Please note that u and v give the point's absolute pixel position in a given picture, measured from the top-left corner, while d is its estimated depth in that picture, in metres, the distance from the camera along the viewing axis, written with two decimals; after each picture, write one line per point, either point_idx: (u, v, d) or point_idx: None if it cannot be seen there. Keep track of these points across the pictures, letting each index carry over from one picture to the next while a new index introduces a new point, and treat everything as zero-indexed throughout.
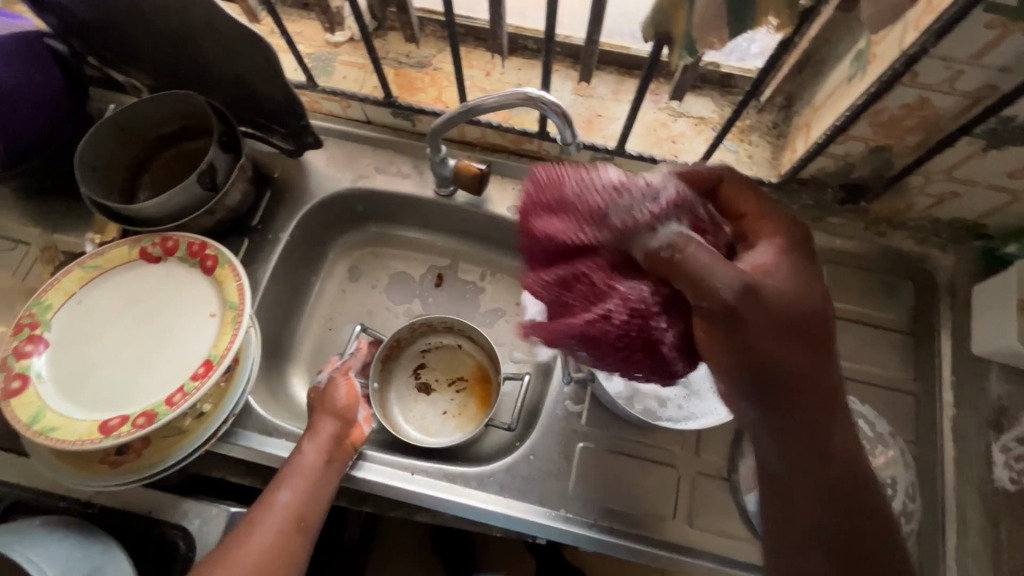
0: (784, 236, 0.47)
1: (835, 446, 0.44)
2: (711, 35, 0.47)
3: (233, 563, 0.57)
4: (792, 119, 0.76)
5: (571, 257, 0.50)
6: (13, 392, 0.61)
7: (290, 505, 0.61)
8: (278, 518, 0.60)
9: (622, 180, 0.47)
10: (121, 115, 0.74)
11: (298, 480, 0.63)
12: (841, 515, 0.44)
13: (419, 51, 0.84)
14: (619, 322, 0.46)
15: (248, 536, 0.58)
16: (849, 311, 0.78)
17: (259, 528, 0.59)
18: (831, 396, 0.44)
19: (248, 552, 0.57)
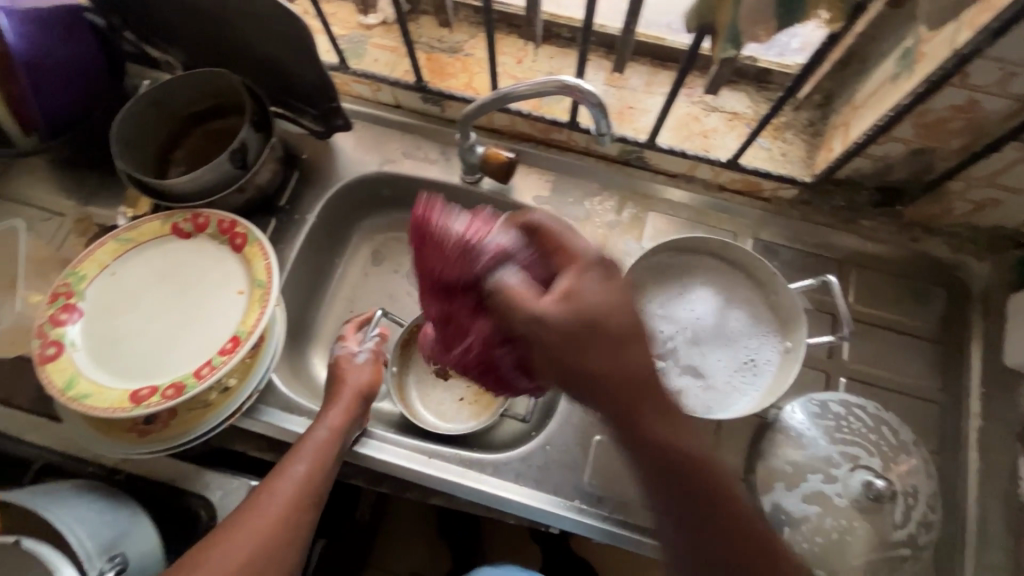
0: (586, 265, 0.48)
1: (687, 453, 0.45)
2: (757, 28, 0.46)
3: (247, 532, 0.57)
4: (829, 117, 0.75)
5: (437, 297, 0.58)
6: (48, 358, 0.63)
7: (301, 476, 0.61)
8: (289, 488, 0.60)
9: (466, 232, 0.56)
10: (156, 91, 0.75)
11: (311, 452, 0.63)
12: (718, 517, 0.46)
13: (451, 36, 0.84)
14: (476, 351, 0.55)
15: (259, 504, 0.58)
16: (878, 316, 0.76)
17: (269, 497, 0.59)
18: (667, 412, 0.46)
19: (258, 520, 0.57)
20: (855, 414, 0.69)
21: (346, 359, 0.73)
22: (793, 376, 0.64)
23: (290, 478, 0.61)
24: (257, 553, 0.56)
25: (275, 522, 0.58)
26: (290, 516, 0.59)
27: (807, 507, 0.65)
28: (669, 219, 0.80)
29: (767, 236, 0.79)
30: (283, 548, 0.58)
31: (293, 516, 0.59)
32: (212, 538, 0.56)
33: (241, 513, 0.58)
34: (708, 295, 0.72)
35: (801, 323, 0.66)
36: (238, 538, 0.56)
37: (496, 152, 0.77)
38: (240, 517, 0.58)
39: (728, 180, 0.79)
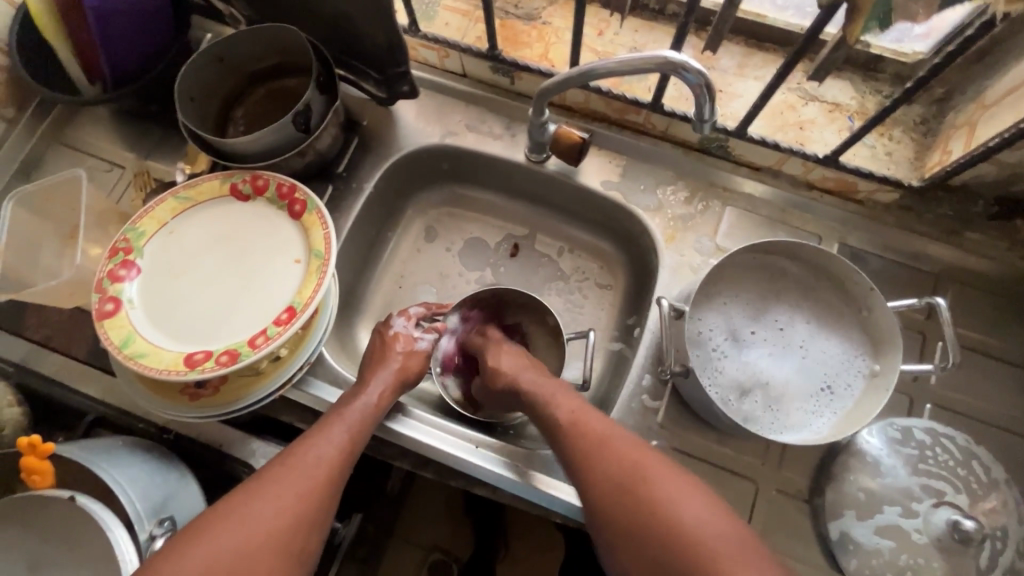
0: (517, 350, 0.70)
1: (563, 413, 0.59)
2: (916, 5, 0.40)
3: (277, 488, 0.51)
4: (945, 115, 0.67)
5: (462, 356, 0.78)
6: (106, 313, 0.62)
7: (344, 440, 0.57)
8: (331, 449, 0.56)
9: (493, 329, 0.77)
10: (222, 45, 0.72)
11: (353, 417, 0.60)
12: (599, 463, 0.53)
13: (529, 2, 0.78)
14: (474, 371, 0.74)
15: (298, 463, 0.54)
16: (978, 340, 0.69)
17: (310, 457, 0.54)
18: (556, 392, 0.62)
19: (299, 478, 0.53)
20: (943, 445, 0.62)
21: (407, 341, 0.70)
22: (882, 402, 0.57)
23: (332, 440, 0.57)
24: (282, 514, 0.50)
25: (317, 482, 0.53)
26: (331, 479, 0.54)
27: (880, 540, 0.60)
28: (747, 216, 0.74)
29: (855, 242, 0.72)
30: (323, 509, 0.53)
31: (334, 477, 0.55)
32: (246, 497, 0.51)
33: (278, 471, 0.53)
34: (796, 323, 0.67)
35: (896, 344, 0.60)
36: (269, 494, 0.51)
37: (569, 130, 0.71)
38: (278, 475, 0.53)
39: (819, 177, 0.72)
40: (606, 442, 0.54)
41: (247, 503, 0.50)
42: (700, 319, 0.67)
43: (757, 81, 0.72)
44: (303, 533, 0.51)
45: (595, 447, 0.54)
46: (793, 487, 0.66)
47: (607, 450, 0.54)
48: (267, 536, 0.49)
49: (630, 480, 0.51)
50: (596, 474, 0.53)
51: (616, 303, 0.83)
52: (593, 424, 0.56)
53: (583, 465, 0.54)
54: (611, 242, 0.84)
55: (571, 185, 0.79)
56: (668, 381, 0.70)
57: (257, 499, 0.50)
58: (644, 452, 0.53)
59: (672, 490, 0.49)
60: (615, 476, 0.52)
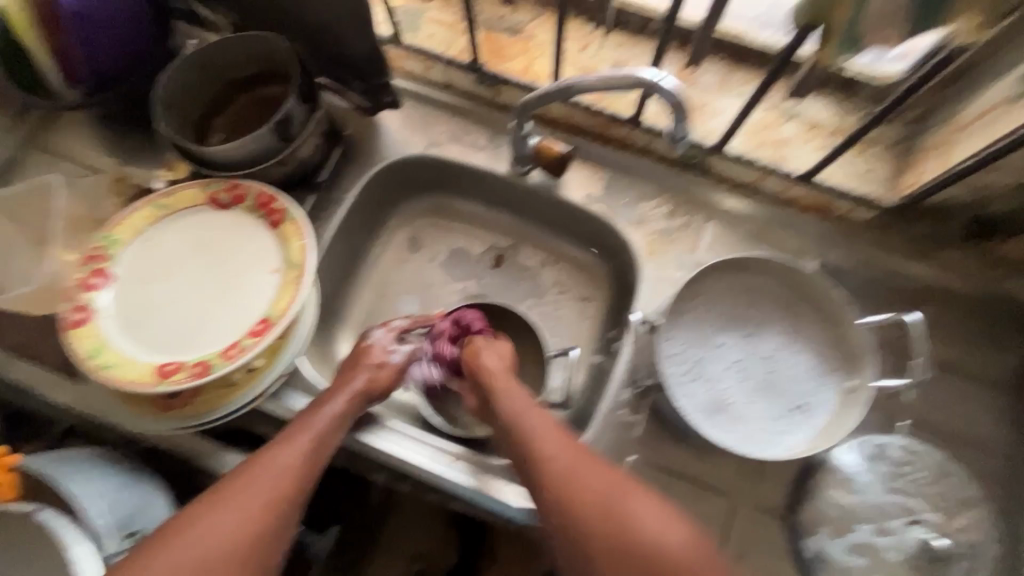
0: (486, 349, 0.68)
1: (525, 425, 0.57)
2: (884, 31, 0.41)
3: (235, 500, 0.51)
4: (920, 135, 0.68)
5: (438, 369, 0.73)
6: (77, 322, 0.61)
7: (307, 447, 0.56)
8: (294, 458, 0.55)
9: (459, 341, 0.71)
10: (204, 53, 0.72)
11: (320, 424, 0.59)
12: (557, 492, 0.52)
13: (513, 16, 0.79)
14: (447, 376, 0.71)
15: (260, 473, 0.53)
16: (955, 359, 0.69)
17: (273, 465, 0.54)
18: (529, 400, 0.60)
19: (258, 489, 0.52)
20: (917, 463, 0.63)
21: (381, 354, 0.68)
22: (856, 421, 0.57)
23: (296, 448, 0.56)
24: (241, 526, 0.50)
25: (278, 494, 0.53)
26: (294, 490, 0.54)
27: (853, 558, 0.60)
28: (727, 231, 0.74)
29: (835, 259, 0.72)
30: (286, 520, 0.53)
31: (296, 488, 0.54)
32: (208, 509, 0.51)
33: (239, 480, 0.53)
34: (765, 334, 0.68)
35: (870, 361, 0.61)
36: (227, 505, 0.51)
37: (551, 144, 0.72)
38: (239, 486, 0.52)
39: (799, 195, 0.72)
40: (572, 472, 0.52)
41: (207, 516, 0.50)
42: (672, 338, 0.67)
43: (739, 98, 0.72)
44: (266, 548, 0.51)
45: (555, 470, 0.53)
46: (770, 504, 0.66)
47: (579, 482, 0.51)
48: (227, 550, 0.49)
49: (606, 514, 0.49)
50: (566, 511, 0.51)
51: (599, 316, 0.83)
52: (558, 452, 0.53)
53: (551, 499, 0.52)
54: (594, 255, 0.84)
55: (554, 198, 0.79)
56: (646, 396, 0.70)
57: (218, 509, 0.51)
58: (616, 482, 0.51)
59: (647, 521, 0.49)
60: (591, 513, 0.50)
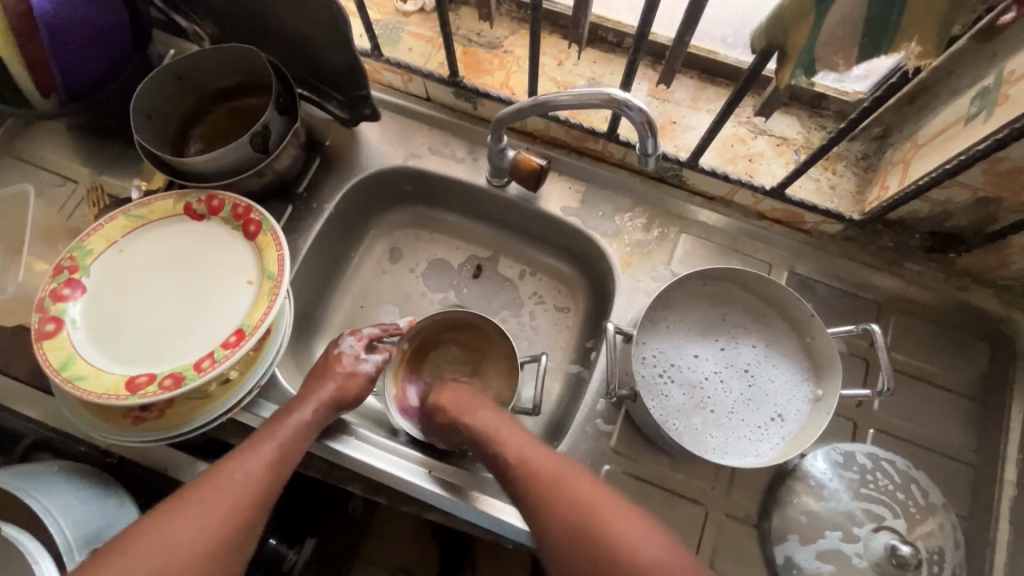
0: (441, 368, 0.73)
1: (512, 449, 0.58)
2: (837, 55, 0.43)
3: (198, 503, 0.52)
4: (884, 152, 0.71)
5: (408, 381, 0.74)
6: (46, 334, 0.60)
7: (272, 455, 0.57)
8: (258, 467, 0.55)
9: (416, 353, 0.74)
10: (182, 64, 0.72)
11: (286, 433, 0.59)
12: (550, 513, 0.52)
13: (491, 31, 0.80)
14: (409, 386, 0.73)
15: (222, 480, 0.53)
16: (918, 367, 0.71)
17: (236, 473, 0.54)
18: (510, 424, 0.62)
19: (223, 494, 0.53)
20: (883, 469, 0.64)
21: (351, 363, 0.68)
22: (822, 430, 0.59)
23: (261, 456, 0.56)
24: (207, 530, 0.51)
25: (244, 499, 0.53)
26: (257, 498, 0.54)
27: (822, 564, 0.62)
28: (700, 243, 0.76)
29: (804, 270, 0.74)
30: (248, 528, 0.53)
31: (259, 496, 0.54)
32: (171, 511, 0.51)
33: (204, 484, 0.53)
34: (740, 345, 0.69)
35: (835, 371, 0.63)
36: (190, 509, 0.51)
37: (527, 156, 0.73)
38: (204, 490, 0.53)
39: (769, 208, 0.74)
40: (563, 486, 0.52)
41: (171, 520, 0.50)
42: (645, 343, 0.69)
43: (710, 114, 0.74)
44: (233, 553, 0.51)
45: (544, 491, 0.53)
46: (742, 512, 0.67)
47: (561, 493, 0.52)
48: (189, 557, 0.49)
49: (597, 520, 0.49)
50: (556, 526, 0.51)
51: (577, 326, 0.84)
52: (547, 468, 0.54)
53: (541, 508, 0.52)
54: (573, 266, 0.85)
55: (531, 210, 0.81)
56: (621, 405, 0.71)
57: (185, 513, 0.51)
58: (607, 496, 0.51)
59: (636, 535, 0.48)
60: (574, 523, 0.50)
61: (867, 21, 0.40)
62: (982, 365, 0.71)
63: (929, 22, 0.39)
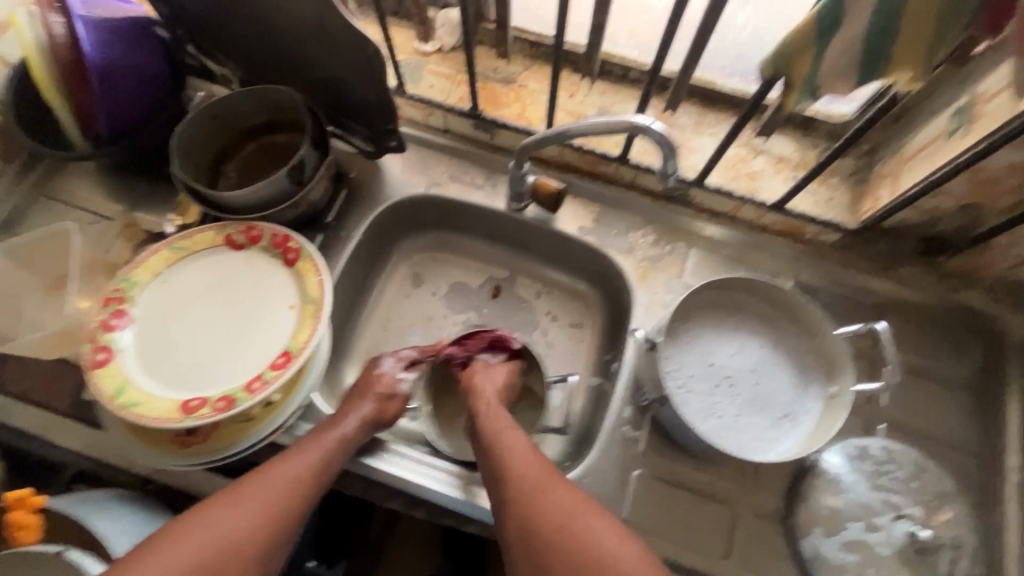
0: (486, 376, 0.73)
1: (501, 451, 0.62)
2: (837, 82, 0.48)
3: (247, 499, 0.54)
4: (873, 166, 0.77)
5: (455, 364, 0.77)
6: (99, 362, 0.62)
7: (317, 462, 0.59)
8: (304, 471, 0.58)
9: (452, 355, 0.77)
10: (218, 105, 0.77)
11: (331, 441, 0.62)
12: (524, 502, 0.56)
13: (506, 67, 0.86)
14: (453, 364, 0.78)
15: (270, 482, 0.56)
16: (918, 364, 0.76)
17: (284, 477, 0.57)
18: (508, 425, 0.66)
19: (269, 494, 0.55)
20: (896, 461, 0.68)
21: (389, 384, 0.71)
22: (839, 424, 0.63)
23: (307, 461, 0.59)
24: (250, 525, 0.53)
25: (287, 503, 0.56)
26: (302, 501, 0.57)
27: (847, 555, 0.65)
28: (708, 255, 0.81)
29: (807, 278, 0.80)
30: (289, 529, 0.56)
31: (303, 499, 0.57)
32: (224, 501, 0.54)
33: (256, 481, 0.56)
34: (748, 348, 0.73)
35: (847, 369, 0.67)
36: (241, 503, 0.54)
37: (546, 181, 0.78)
38: (255, 486, 0.55)
39: (771, 221, 0.80)
40: (543, 494, 0.56)
41: (222, 510, 0.53)
42: (669, 356, 0.72)
43: (712, 137, 0.80)
44: (270, 551, 0.54)
45: (527, 492, 0.57)
46: (767, 509, 0.70)
47: (541, 497, 0.56)
48: (237, 546, 0.52)
49: (571, 522, 0.54)
50: (527, 524, 0.55)
51: (594, 340, 0.88)
52: (530, 474, 0.58)
53: (518, 501, 0.57)
54: (587, 283, 0.90)
55: (548, 232, 0.85)
56: (647, 412, 0.74)
57: (235, 507, 0.54)
58: (571, 493, 0.56)
59: (613, 545, 0.52)
60: (554, 527, 0.54)
61: (862, 54, 0.46)
62: (976, 361, 0.76)
63: (916, 53, 0.45)
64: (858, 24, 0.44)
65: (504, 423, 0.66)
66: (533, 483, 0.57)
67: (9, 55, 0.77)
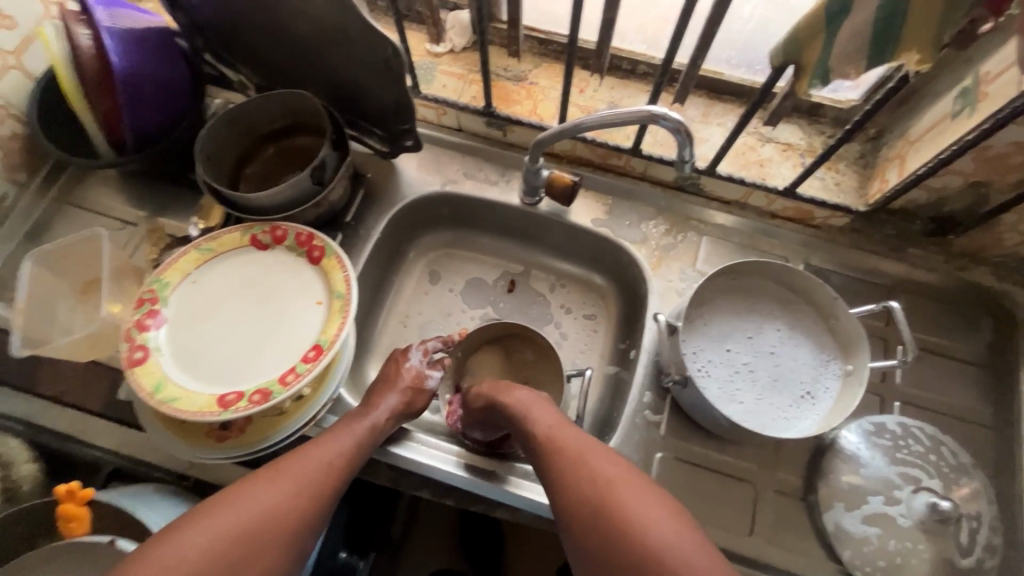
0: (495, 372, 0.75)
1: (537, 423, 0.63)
2: (849, 66, 0.50)
3: (282, 477, 0.56)
4: (879, 150, 0.79)
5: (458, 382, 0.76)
6: (136, 360, 0.64)
7: (348, 448, 0.61)
8: (337, 455, 0.60)
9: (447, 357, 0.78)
10: (240, 110, 0.79)
11: (361, 429, 0.63)
12: (561, 466, 0.58)
13: (517, 66, 0.88)
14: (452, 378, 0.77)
15: (303, 464, 0.57)
16: (930, 342, 0.78)
17: (318, 460, 0.58)
18: (542, 400, 0.67)
19: (303, 474, 0.57)
20: (914, 435, 0.70)
21: (416, 376, 0.72)
22: (858, 399, 0.64)
23: (339, 446, 0.60)
24: (284, 502, 0.54)
25: (319, 484, 0.57)
26: (333, 483, 0.58)
27: (868, 528, 0.66)
28: (720, 243, 0.83)
29: (817, 261, 0.82)
30: (319, 512, 0.56)
31: (334, 483, 0.58)
32: (260, 479, 0.55)
33: (291, 462, 0.57)
34: (764, 331, 0.75)
35: (862, 346, 0.68)
36: (276, 481, 0.55)
37: (561, 174, 0.80)
38: (290, 465, 0.57)
39: (781, 207, 0.82)
40: (581, 461, 0.57)
41: (259, 486, 0.54)
42: (687, 340, 0.74)
43: (720, 127, 0.82)
44: (301, 529, 0.54)
45: (568, 459, 0.58)
46: (788, 487, 0.72)
47: (577, 465, 0.57)
48: (271, 521, 0.53)
49: (605, 485, 0.54)
50: (567, 490, 0.56)
51: (609, 329, 0.90)
52: (568, 442, 0.60)
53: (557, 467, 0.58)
54: (601, 274, 0.92)
55: (561, 224, 0.87)
56: (667, 396, 0.76)
57: (270, 484, 0.55)
58: (605, 459, 0.57)
59: (643, 507, 0.52)
60: (590, 491, 0.55)
61: (872, 38, 0.48)
62: (987, 337, 0.78)
63: (924, 36, 0.47)
64: (868, 11, 0.46)
65: (539, 398, 0.67)
66: (569, 451, 0.59)
67: (35, 71, 0.80)
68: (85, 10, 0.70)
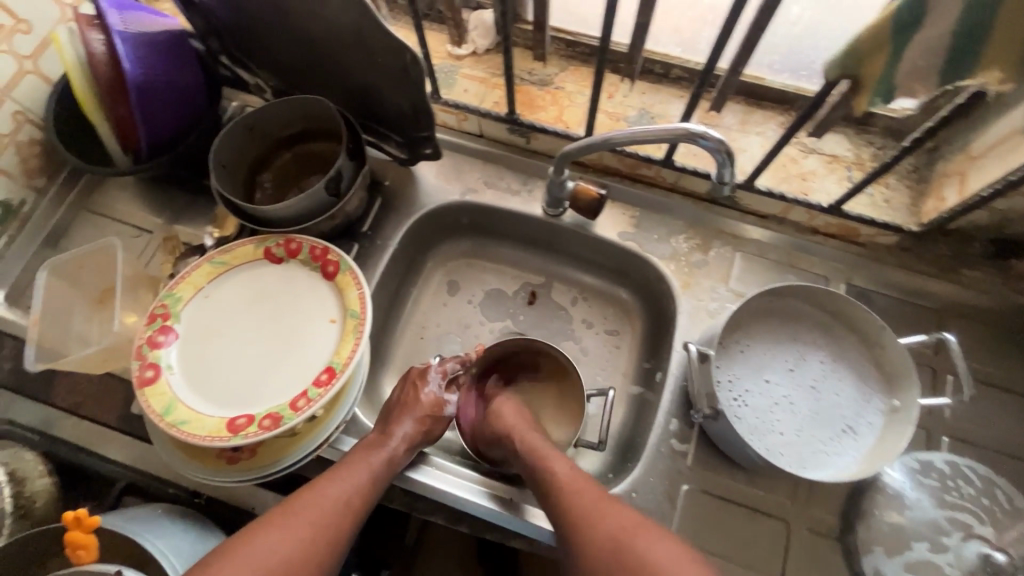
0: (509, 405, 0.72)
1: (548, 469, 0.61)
2: (917, 84, 0.45)
3: (296, 520, 0.54)
4: (935, 164, 0.74)
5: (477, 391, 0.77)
6: (147, 380, 0.63)
7: (362, 484, 0.59)
8: (351, 493, 0.58)
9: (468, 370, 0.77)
10: (255, 116, 0.77)
11: (378, 462, 0.61)
12: (576, 517, 0.55)
13: (543, 69, 0.84)
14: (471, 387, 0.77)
15: (321, 503, 0.56)
16: (987, 374, 0.71)
17: (334, 501, 0.57)
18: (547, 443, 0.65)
19: (317, 516, 0.55)
20: (965, 476, 0.65)
21: (434, 403, 0.70)
22: (905, 440, 0.59)
23: (353, 484, 0.58)
24: (297, 548, 0.52)
25: (332, 526, 0.55)
26: (347, 525, 0.56)
27: None
28: (755, 260, 0.78)
29: (861, 282, 0.76)
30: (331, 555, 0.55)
31: (352, 521, 0.57)
32: (273, 523, 0.53)
33: (305, 503, 0.55)
34: (802, 359, 0.70)
35: (912, 381, 0.63)
36: (289, 525, 0.53)
37: (587, 186, 0.76)
38: (303, 507, 0.55)
39: (823, 224, 0.76)
40: (596, 511, 0.55)
41: (272, 531, 0.53)
42: (719, 367, 0.69)
43: (760, 136, 0.77)
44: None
45: (584, 512, 0.55)
46: (824, 526, 0.67)
47: (592, 516, 0.54)
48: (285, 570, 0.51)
49: (625, 538, 0.52)
50: (583, 542, 0.53)
51: (633, 347, 0.86)
52: (581, 489, 0.57)
53: (572, 516, 0.55)
54: (626, 289, 0.87)
55: (586, 237, 0.83)
56: (695, 424, 0.72)
57: (283, 528, 0.53)
58: (621, 509, 0.54)
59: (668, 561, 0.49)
60: (609, 545, 0.52)
61: (947, 53, 0.43)
62: None
63: (1011, 52, 0.42)
64: (943, 23, 0.41)
65: (545, 442, 0.65)
66: (585, 501, 0.56)
67: (52, 75, 0.78)
68: (98, 14, 0.68)
